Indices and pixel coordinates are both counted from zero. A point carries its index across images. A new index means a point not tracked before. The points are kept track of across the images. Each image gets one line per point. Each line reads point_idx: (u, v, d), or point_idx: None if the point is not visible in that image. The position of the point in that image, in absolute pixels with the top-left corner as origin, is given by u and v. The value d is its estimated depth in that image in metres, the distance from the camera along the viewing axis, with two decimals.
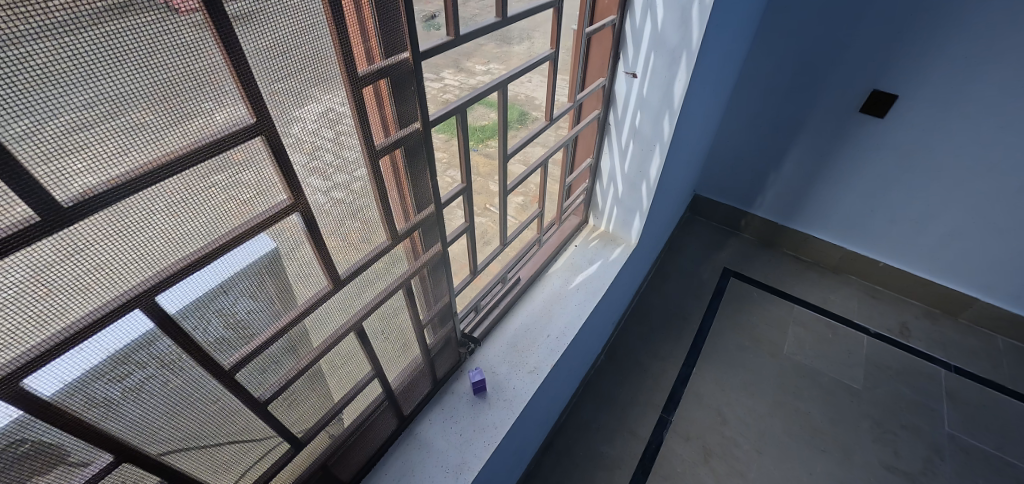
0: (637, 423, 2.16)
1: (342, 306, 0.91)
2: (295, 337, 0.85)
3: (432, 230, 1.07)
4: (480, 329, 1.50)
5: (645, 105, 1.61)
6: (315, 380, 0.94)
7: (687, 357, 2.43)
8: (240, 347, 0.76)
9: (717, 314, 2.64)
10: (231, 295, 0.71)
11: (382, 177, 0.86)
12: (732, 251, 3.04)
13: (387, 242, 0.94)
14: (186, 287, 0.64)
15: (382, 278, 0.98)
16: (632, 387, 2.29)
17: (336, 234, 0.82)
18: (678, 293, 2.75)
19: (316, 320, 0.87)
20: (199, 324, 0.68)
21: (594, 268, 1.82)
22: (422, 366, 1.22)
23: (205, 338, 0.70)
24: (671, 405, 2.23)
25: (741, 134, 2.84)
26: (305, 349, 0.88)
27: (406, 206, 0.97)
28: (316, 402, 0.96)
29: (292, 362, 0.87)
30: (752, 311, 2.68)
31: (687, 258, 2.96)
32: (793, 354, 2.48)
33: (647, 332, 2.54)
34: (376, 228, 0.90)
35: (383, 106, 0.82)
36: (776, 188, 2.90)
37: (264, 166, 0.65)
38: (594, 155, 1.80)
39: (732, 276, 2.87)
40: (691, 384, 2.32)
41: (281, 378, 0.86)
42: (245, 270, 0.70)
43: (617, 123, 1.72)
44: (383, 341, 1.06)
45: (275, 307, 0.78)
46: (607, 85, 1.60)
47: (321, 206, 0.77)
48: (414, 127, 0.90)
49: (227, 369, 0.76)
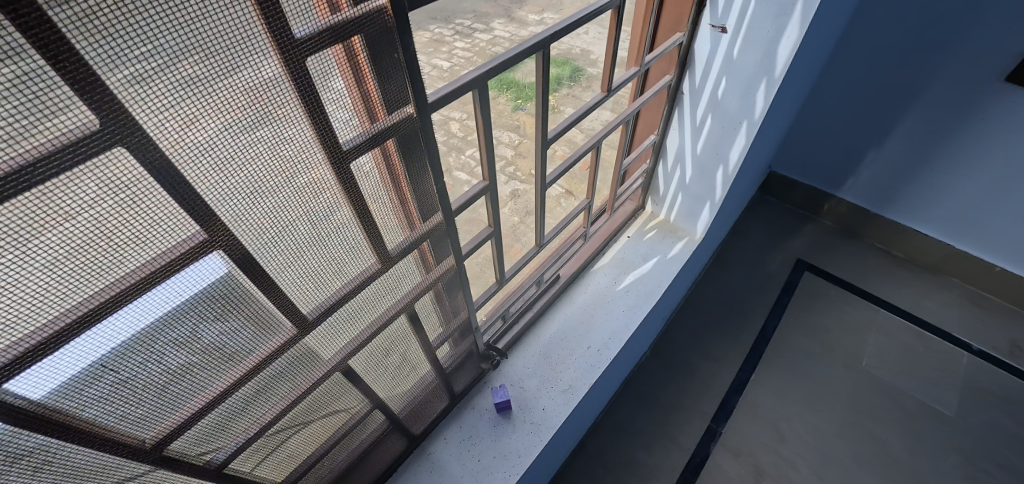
0: (680, 431, 1.94)
1: (331, 332, 0.81)
2: (297, 355, 0.78)
3: (441, 242, 0.92)
4: (504, 340, 1.36)
5: (732, 71, 1.27)
6: (295, 419, 0.86)
7: (745, 361, 2.14)
8: (165, 402, 0.63)
9: (784, 314, 2.31)
10: (190, 322, 0.59)
11: (366, 180, 0.69)
12: (808, 240, 2.64)
13: (379, 266, 0.81)
14: (105, 334, 0.52)
15: (378, 301, 0.86)
16: (677, 390, 2.06)
17: (308, 256, 0.67)
18: (739, 285, 2.43)
19: (318, 339, 0.79)
20: (100, 401, 0.56)
21: (648, 267, 1.57)
22: (433, 384, 1.14)
23: (97, 411, 0.56)
24: (721, 415, 1.99)
25: (835, 104, 2.38)
26: (312, 365, 0.82)
27: (403, 212, 0.80)
28: (299, 444, 0.90)
29: (288, 386, 0.80)
30: (827, 313, 2.33)
31: (753, 244, 2.61)
32: (871, 367, 2.15)
33: (700, 328, 2.27)
34: (360, 245, 0.74)
35: (363, 79, 0.62)
36: (871, 170, 2.44)
37: (150, 192, 0.47)
38: (659, 131, 1.51)
39: (806, 269, 2.50)
40: (746, 392, 2.06)
41: (256, 417, 0.78)
42: (192, 300, 0.57)
43: (693, 92, 1.39)
44: (378, 369, 0.96)
45: (253, 330, 0.68)
46: (685, 44, 1.28)
47: (259, 226, 0.58)
48: (407, 112, 0.69)
49: (150, 447, 0.65)
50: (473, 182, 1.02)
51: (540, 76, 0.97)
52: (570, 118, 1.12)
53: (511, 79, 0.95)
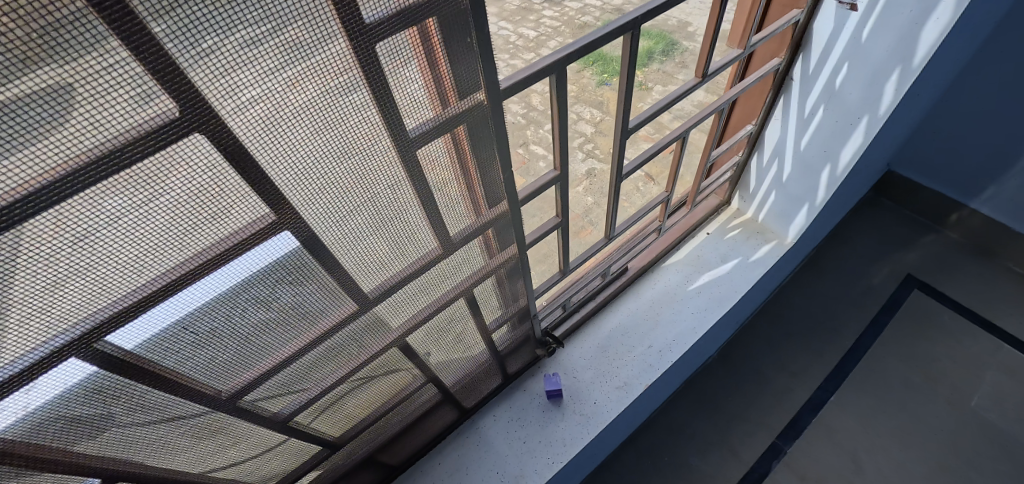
0: (741, 444, 1.83)
1: (400, 305, 0.85)
2: (367, 325, 0.82)
3: (509, 228, 0.92)
4: (563, 327, 1.40)
5: (858, 57, 1.10)
6: (355, 387, 0.92)
7: (825, 381, 1.96)
8: (236, 360, 0.69)
9: (881, 335, 2.06)
10: (264, 285, 0.64)
11: (436, 168, 0.70)
12: (924, 254, 2.30)
13: (439, 252, 0.82)
14: (185, 299, 0.57)
15: (439, 284, 0.88)
16: (743, 400, 1.93)
17: (374, 235, 0.69)
18: (830, 296, 2.19)
19: (385, 311, 0.83)
20: (186, 353, 0.62)
21: (727, 268, 1.51)
22: (488, 363, 1.17)
23: (179, 363, 0.63)
24: (790, 434, 1.85)
25: (984, 98, 1.99)
26: (382, 332, 0.86)
27: (468, 201, 0.80)
28: (357, 409, 0.97)
29: (358, 350, 0.86)
30: (935, 341, 2.04)
31: (854, 253, 2.32)
32: (982, 408, 1.87)
33: (777, 338, 2.09)
34: (425, 229, 0.76)
35: (437, 64, 0.60)
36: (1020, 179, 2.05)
37: (225, 176, 0.50)
38: (757, 122, 1.37)
39: (916, 286, 2.19)
40: (821, 414, 1.89)
41: (319, 380, 0.84)
42: (266, 269, 0.62)
43: (805, 80, 1.23)
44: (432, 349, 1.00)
45: (322, 299, 0.72)
46: (802, 22, 1.13)
47: (325, 207, 0.60)
48: (477, 99, 0.68)
49: (226, 394, 0.73)
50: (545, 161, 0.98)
51: (629, 54, 0.90)
52: (649, 115, 1.04)
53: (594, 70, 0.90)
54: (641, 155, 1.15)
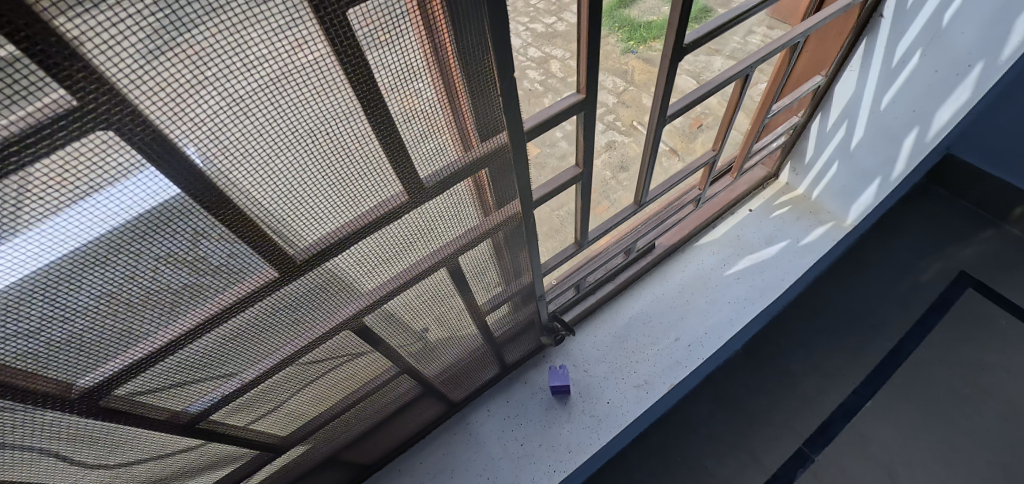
0: (764, 448, 1.67)
1: (376, 260, 0.75)
2: (311, 296, 0.72)
3: (499, 171, 0.77)
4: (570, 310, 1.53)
5: None
6: (305, 371, 0.85)
7: (862, 385, 1.77)
8: (111, 344, 0.58)
9: (928, 337, 1.85)
10: (134, 257, 0.51)
11: (406, 61, 0.54)
12: (984, 249, 2.04)
13: (404, 198, 0.68)
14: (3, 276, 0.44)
15: (400, 259, 0.78)
16: (770, 400, 1.74)
17: (323, 179, 0.58)
18: (873, 292, 1.97)
19: (345, 273, 0.73)
20: (27, 338, 0.50)
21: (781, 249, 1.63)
22: (477, 337, 1.13)
23: (22, 349, 0.51)
24: (819, 439, 1.67)
25: None
26: (333, 304, 0.77)
27: (445, 120, 0.63)
28: (318, 398, 0.94)
29: (312, 323, 0.77)
30: (990, 346, 1.82)
31: (902, 245, 2.08)
32: None
33: (812, 332, 1.86)
34: (378, 160, 0.61)
35: None
36: None
37: None
38: (826, 74, 1.48)
39: (971, 285, 1.95)
40: (856, 421, 1.70)
41: (240, 365, 0.75)
42: (122, 236, 0.48)
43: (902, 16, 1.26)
44: (400, 321, 0.91)
45: (223, 274, 0.60)
46: None
47: (235, 139, 0.49)
48: None
49: (90, 388, 0.61)
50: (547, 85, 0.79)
51: (674, 20, 0.81)
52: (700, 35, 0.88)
53: (625, 16, 0.79)
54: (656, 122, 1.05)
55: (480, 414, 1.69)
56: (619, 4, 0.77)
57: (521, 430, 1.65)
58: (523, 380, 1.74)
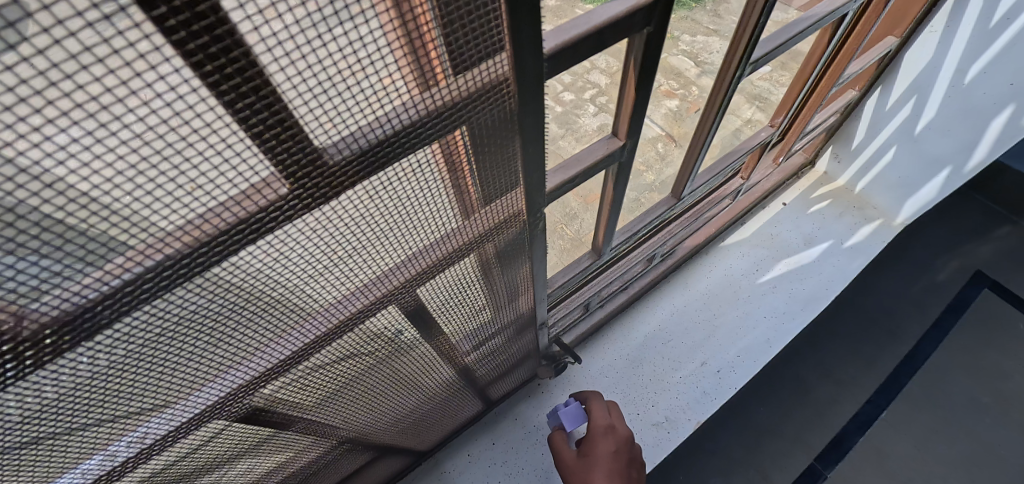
0: (773, 464, 1.50)
1: (325, 282, 0.50)
2: (206, 341, 0.47)
3: (487, 125, 0.48)
4: (580, 332, 1.65)
5: None
6: (184, 453, 0.59)
7: (877, 393, 1.61)
8: None
9: (945, 340, 1.70)
10: None
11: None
12: (998, 245, 1.91)
13: (284, 186, 0.38)
14: None
15: (314, 299, 0.51)
16: (775, 410, 1.59)
17: (197, 191, 0.33)
18: (883, 292, 1.82)
19: (267, 304, 0.48)
20: None
21: (778, 270, 1.92)
22: (442, 367, 0.91)
23: None
24: (833, 453, 1.51)
25: None
26: (252, 345, 0.52)
27: (392, 36, 0.33)
28: (235, 475, 0.72)
29: (214, 377, 0.52)
30: (1010, 349, 1.68)
31: (916, 240, 1.92)
32: None
33: (817, 337, 1.73)
34: (216, 128, 0.31)
35: None
36: None
37: None
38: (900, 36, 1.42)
39: (986, 284, 1.81)
40: (874, 432, 1.54)
41: (86, 454, 0.48)
42: None
43: None
44: (329, 370, 0.66)
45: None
46: None
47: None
48: None
49: None
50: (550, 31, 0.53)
51: None
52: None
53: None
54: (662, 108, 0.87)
55: (460, 460, 1.53)
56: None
57: (510, 479, 1.50)
58: (513, 417, 1.60)
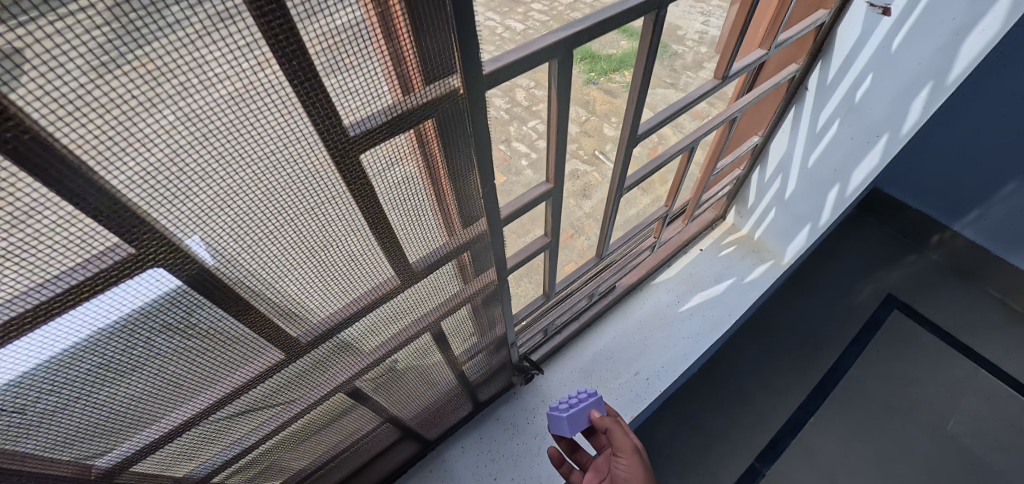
0: (720, 464, 1.76)
1: (387, 320, 0.81)
2: (322, 355, 0.76)
3: (479, 215, 0.79)
4: (540, 353, 1.53)
5: (885, 65, 1.14)
6: (287, 438, 0.87)
7: (807, 401, 1.89)
8: (118, 428, 0.59)
9: (863, 355, 2.01)
10: (138, 341, 0.52)
11: (386, 167, 0.59)
12: (906, 272, 2.25)
13: (388, 268, 0.71)
14: (19, 387, 0.47)
15: (380, 329, 0.81)
16: (723, 419, 1.86)
17: (340, 270, 0.64)
18: (812, 314, 2.13)
19: (354, 335, 0.78)
20: (43, 428, 0.52)
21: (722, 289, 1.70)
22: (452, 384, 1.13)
23: (38, 444, 0.53)
24: (770, 454, 1.78)
25: (979, 117, 1.93)
26: (344, 361, 0.81)
27: (435, 201, 0.69)
28: (304, 455, 0.94)
29: (321, 381, 0.81)
30: (916, 361, 2.00)
31: (838, 270, 2.26)
32: (962, 434, 1.83)
33: (758, 352, 2.03)
34: (358, 229, 0.61)
35: (405, 63, 0.51)
36: (995, 205, 2.03)
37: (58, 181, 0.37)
38: (765, 132, 1.45)
39: (897, 306, 2.14)
40: (804, 435, 1.82)
41: (245, 431, 0.77)
42: (133, 317, 0.49)
43: (821, 88, 1.30)
44: (383, 382, 0.95)
45: (228, 353, 0.62)
46: (825, 29, 1.18)
47: (268, 248, 0.54)
48: (455, 93, 0.59)
49: (102, 472, 0.62)
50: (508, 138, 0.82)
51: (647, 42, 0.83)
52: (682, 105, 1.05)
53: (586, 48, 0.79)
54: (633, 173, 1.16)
55: None
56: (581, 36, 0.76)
57: None
58: None
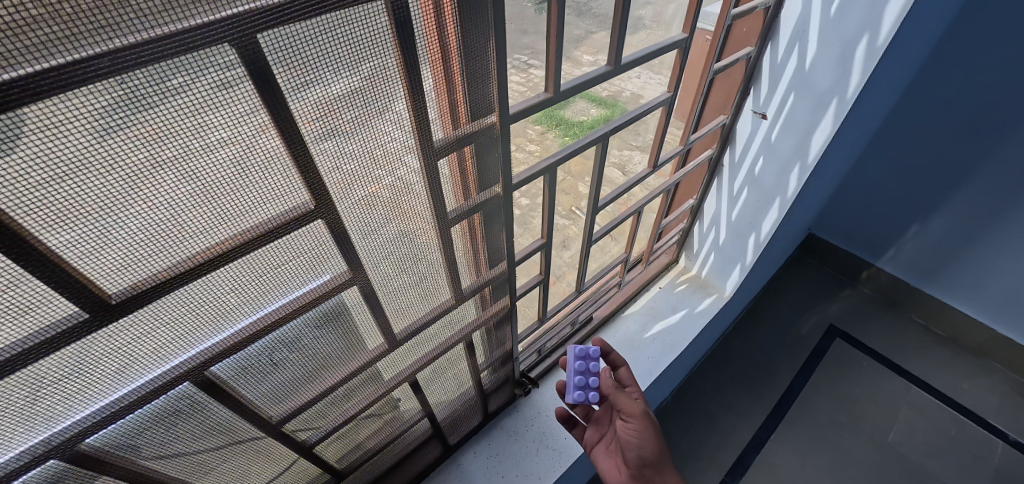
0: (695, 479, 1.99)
1: (442, 330, 1.06)
2: (403, 350, 0.99)
3: (508, 250, 1.06)
4: (537, 369, 1.70)
5: (769, 153, 1.49)
6: (370, 419, 1.07)
7: (767, 420, 2.16)
8: (289, 393, 0.83)
9: (811, 378, 2.31)
10: (316, 328, 0.78)
11: (451, 242, 0.89)
12: (845, 305, 2.61)
13: (447, 295, 0.99)
14: (254, 353, 0.72)
15: (438, 337, 1.06)
16: (696, 439, 2.11)
17: (418, 289, 0.90)
18: (769, 344, 2.44)
19: (420, 339, 1.01)
20: (255, 385, 0.77)
21: (676, 318, 1.89)
22: (472, 399, 1.37)
23: (255, 393, 0.78)
24: (737, 468, 2.02)
25: (887, 174, 2.35)
26: (414, 356, 1.04)
27: (474, 256, 0.98)
28: (372, 439, 1.12)
29: (402, 367, 1.03)
30: (857, 382, 2.30)
31: (787, 305, 2.61)
32: (900, 443, 2.10)
33: (724, 379, 2.31)
34: (433, 259, 0.88)
35: (467, 173, 0.83)
36: (910, 246, 2.42)
37: (316, 242, 0.66)
38: (697, 197, 1.79)
39: (838, 335, 2.47)
40: (765, 450, 2.07)
41: (346, 408, 0.98)
42: (317, 315, 0.76)
43: (732, 166, 1.64)
44: (439, 379, 1.17)
45: (354, 344, 0.87)
46: (727, 124, 1.52)
47: (386, 265, 0.80)
48: (494, 192, 0.91)
49: (275, 422, 0.85)
50: (519, 210, 1.13)
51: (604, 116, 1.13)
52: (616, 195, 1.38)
53: (562, 115, 1.03)
54: (604, 225, 1.48)
55: None
56: (557, 108, 1.00)
57: None
58: None
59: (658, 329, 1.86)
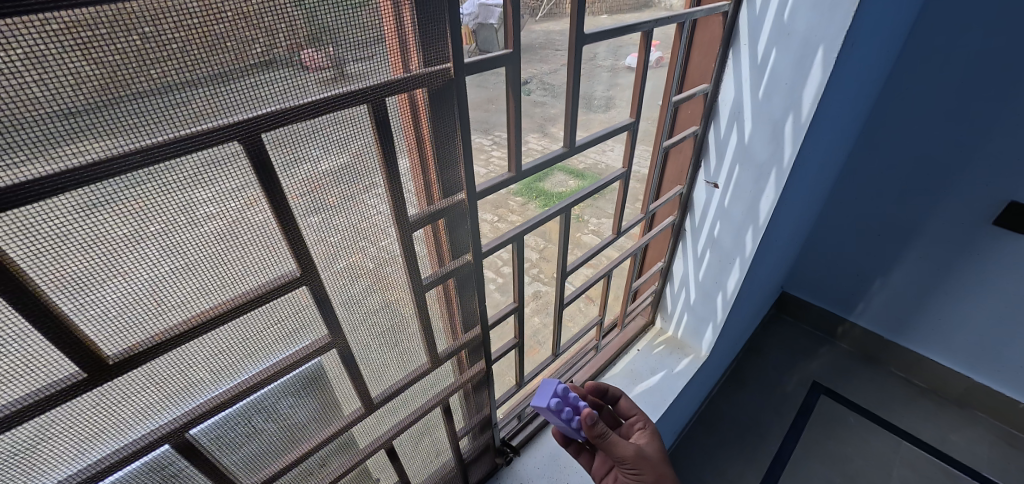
0: None
1: (420, 395, 1.07)
2: (381, 415, 0.99)
3: (483, 313, 1.10)
4: (519, 437, 1.66)
5: (724, 217, 1.61)
6: None
7: None
8: (263, 460, 0.82)
9: (801, 438, 2.28)
10: (291, 394, 0.79)
11: (427, 307, 0.94)
12: (825, 361, 2.65)
13: (426, 360, 1.02)
14: (232, 417, 0.73)
15: (416, 401, 1.07)
16: None
17: (397, 353, 0.93)
18: (754, 404, 2.43)
19: (397, 404, 1.02)
20: (228, 453, 0.77)
21: (656, 379, 1.90)
22: (451, 470, 1.33)
23: (231, 460, 0.77)
24: None
25: (844, 233, 2.51)
26: (391, 422, 1.04)
27: (450, 320, 1.03)
28: None
29: (377, 434, 1.02)
30: (848, 440, 2.27)
31: (769, 364, 2.63)
32: None
33: (713, 443, 2.27)
34: (410, 325, 0.92)
35: (441, 243, 0.90)
36: (878, 299, 2.52)
37: (299, 306, 0.71)
38: (666, 259, 1.88)
39: (822, 392, 2.48)
40: None
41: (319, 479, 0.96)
42: (296, 378, 0.78)
43: (694, 230, 1.75)
44: (417, 447, 1.16)
45: (328, 410, 0.87)
46: (685, 193, 1.66)
47: (365, 331, 0.83)
48: (467, 259, 0.97)
49: None
50: (499, 280, 1.19)
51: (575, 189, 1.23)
52: (585, 259, 1.43)
53: (540, 187, 1.13)
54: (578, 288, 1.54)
55: None
56: (535, 181, 1.11)
57: None
58: None
59: (639, 391, 1.86)
